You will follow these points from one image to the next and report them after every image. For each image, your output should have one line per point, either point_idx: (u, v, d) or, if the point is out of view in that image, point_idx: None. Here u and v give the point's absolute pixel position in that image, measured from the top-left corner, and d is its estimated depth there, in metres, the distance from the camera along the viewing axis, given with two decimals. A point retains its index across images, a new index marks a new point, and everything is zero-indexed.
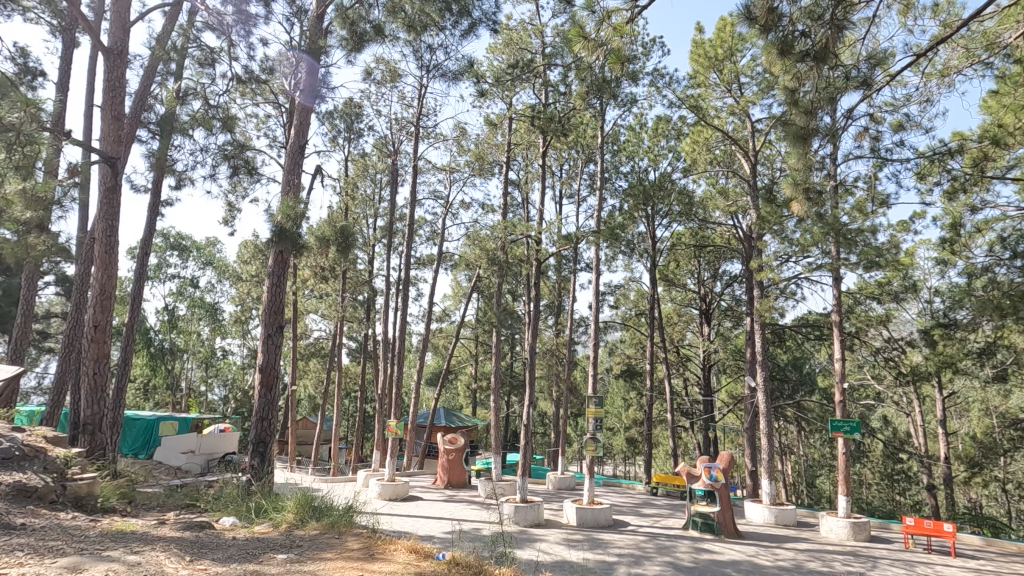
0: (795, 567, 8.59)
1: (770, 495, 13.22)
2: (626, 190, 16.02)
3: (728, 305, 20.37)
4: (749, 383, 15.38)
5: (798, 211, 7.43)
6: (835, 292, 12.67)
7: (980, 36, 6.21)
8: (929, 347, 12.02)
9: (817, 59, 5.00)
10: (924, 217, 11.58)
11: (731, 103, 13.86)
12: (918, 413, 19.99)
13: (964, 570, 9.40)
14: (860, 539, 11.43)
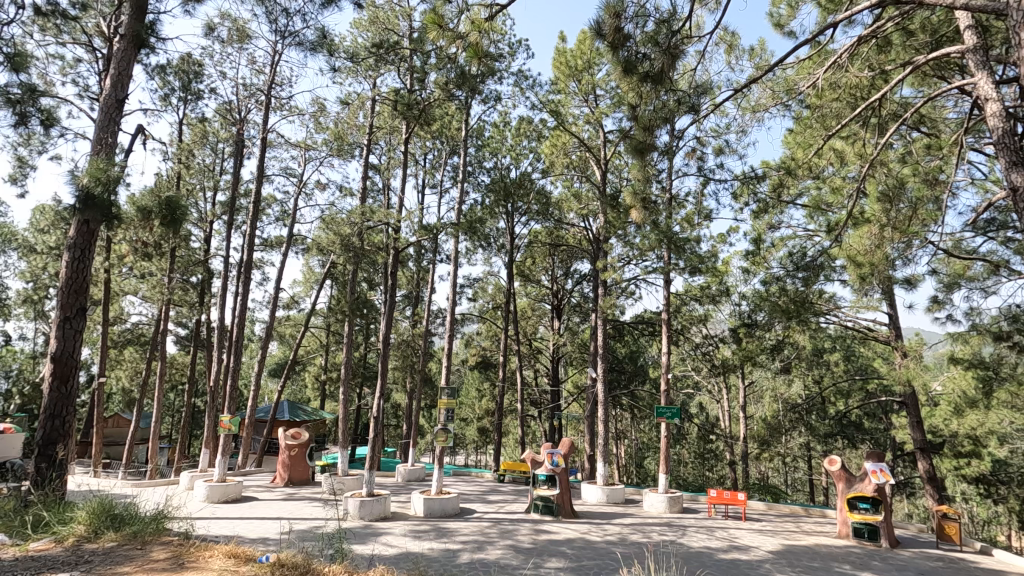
0: (620, 540, 9.49)
1: (604, 476, 14.42)
2: (488, 185, 16.29)
3: (577, 301, 21.79)
4: (591, 375, 16.61)
5: (638, 219, 8.12)
6: (666, 293, 14.18)
7: (784, 82, 7.34)
8: (736, 343, 13.98)
9: (653, 80, 5.53)
10: (738, 231, 13.44)
11: (587, 113, 14.78)
12: (726, 399, 23.22)
13: (751, 532, 11.13)
14: (674, 511, 12.97)
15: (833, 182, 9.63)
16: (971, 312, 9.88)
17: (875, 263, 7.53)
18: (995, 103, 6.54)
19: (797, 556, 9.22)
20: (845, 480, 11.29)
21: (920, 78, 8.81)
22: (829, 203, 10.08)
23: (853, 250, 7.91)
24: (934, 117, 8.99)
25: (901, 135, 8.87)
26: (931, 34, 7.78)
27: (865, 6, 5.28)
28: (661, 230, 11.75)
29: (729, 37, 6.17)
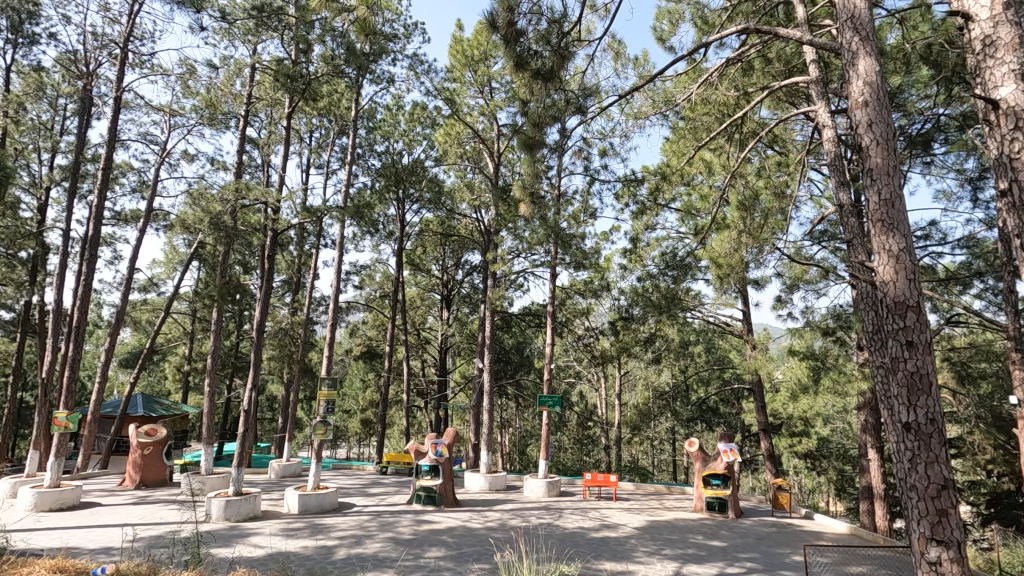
0: (499, 526, 9.72)
1: (487, 464, 14.67)
2: (379, 169, 15.69)
3: (467, 292, 21.83)
4: (478, 365, 16.77)
5: (527, 213, 8.27)
6: (552, 286, 14.68)
7: (663, 93, 7.86)
8: (614, 335, 14.86)
9: (544, 78, 5.63)
10: (619, 230, 14.26)
11: (482, 105, 14.80)
12: (603, 388, 24.64)
13: (620, 511, 11.96)
14: (552, 495, 13.55)
15: (702, 189, 10.53)
16: (806, 310, 11.39)
17: (734, 264, 8.38)
18: (830, 130, 7.56)
19: (659, 530, 10.09)
20: (701, 460, 12.58)
21: (775, 102, 9.91)
22: (698, 208, 11.01)
23: (716, 252, 8.74)
24: (784, 138, 10.18)
25: (758, 151, 9.94)
26: (785, 64, 8.80)
27: (732, 30, 5.76)
28: (550, 225, 12.10)
29: (615, 44, 6.46)
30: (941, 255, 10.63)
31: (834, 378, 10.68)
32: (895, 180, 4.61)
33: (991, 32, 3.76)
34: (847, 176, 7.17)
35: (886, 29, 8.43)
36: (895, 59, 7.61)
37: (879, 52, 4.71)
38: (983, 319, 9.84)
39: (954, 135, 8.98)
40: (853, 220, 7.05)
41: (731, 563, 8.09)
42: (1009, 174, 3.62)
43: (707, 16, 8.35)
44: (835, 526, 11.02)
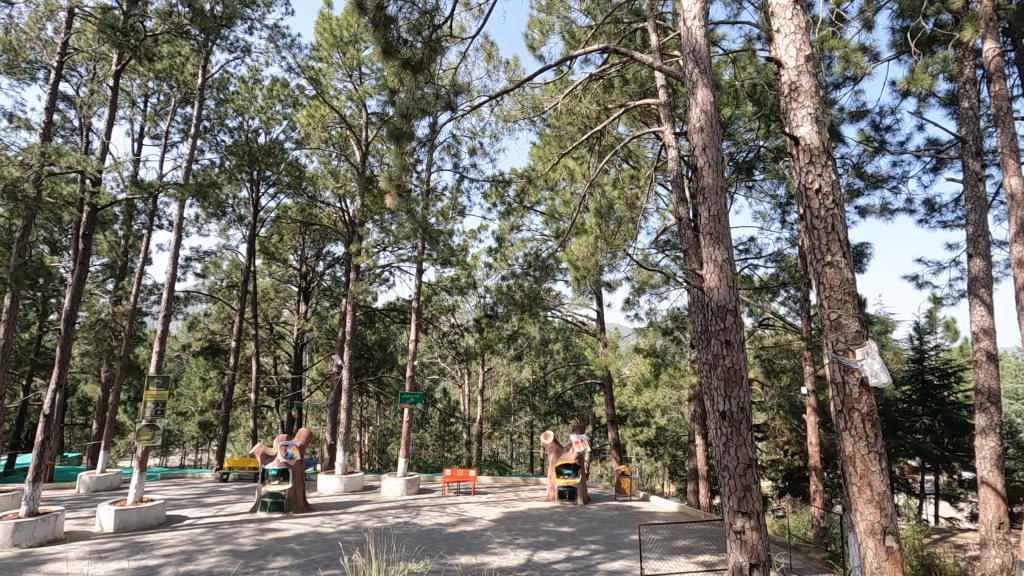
0: (353, 529, 9.34)
1: (342, 465, 14.01)
2: (229, 145, 14.17)
3: (328, 285, 20.66)
4: (337, 362, 15.97)
5: (393, 205, 7.97)
6: (418, 282, 14.47)
7: (532, 100, 8.12)
8: (478, 332, 15.06)
9: (414, 69, 5.48)
10: (487, 229, 14.47)
11: (350, 90, 14.09)
12: (467, 384, 24.89)
13: (477, 504, 12.16)
14: (410, 494, 13.35)
15: (564, 195, 11.06)
16: (650, 312, 12.55)
17: (590, 268, 8.92)
18: (674, 151, 8.38)
19: (513, 521, 10.44)
20: (555, 452, 13.24)
21: (631, 120, 10.77)
22: (560, 213, 11.57)
23: (575, 256, 9.26)
24: (637, 154, 11.09)
25: (616, 163, 10.71)
26: (639, 85, 9.60)
27: (594, 48, 6.08)
28: (417, 219, 11.86)
29: (488, 45, 6.52)
30: (756, 267, 12.36)
31: (671, 373, 12.00)
32: (722, 200, 5.23)
33: (796, 79, 4.43)
34: (686, 193, 8.00)
35: (722, 66, 9.56)
36: (728, 93, 8.66)
37: (713, 86, 5.31)
38: (786, 323, 11.62)
39: (770, 165, 10.47)
40: (689, 232, 7.90)
41: (577, 547, 8.64)
42: (804, 202, 4.29)
43: (574, 31, 8.81)
44: (666, 506, 12.31)
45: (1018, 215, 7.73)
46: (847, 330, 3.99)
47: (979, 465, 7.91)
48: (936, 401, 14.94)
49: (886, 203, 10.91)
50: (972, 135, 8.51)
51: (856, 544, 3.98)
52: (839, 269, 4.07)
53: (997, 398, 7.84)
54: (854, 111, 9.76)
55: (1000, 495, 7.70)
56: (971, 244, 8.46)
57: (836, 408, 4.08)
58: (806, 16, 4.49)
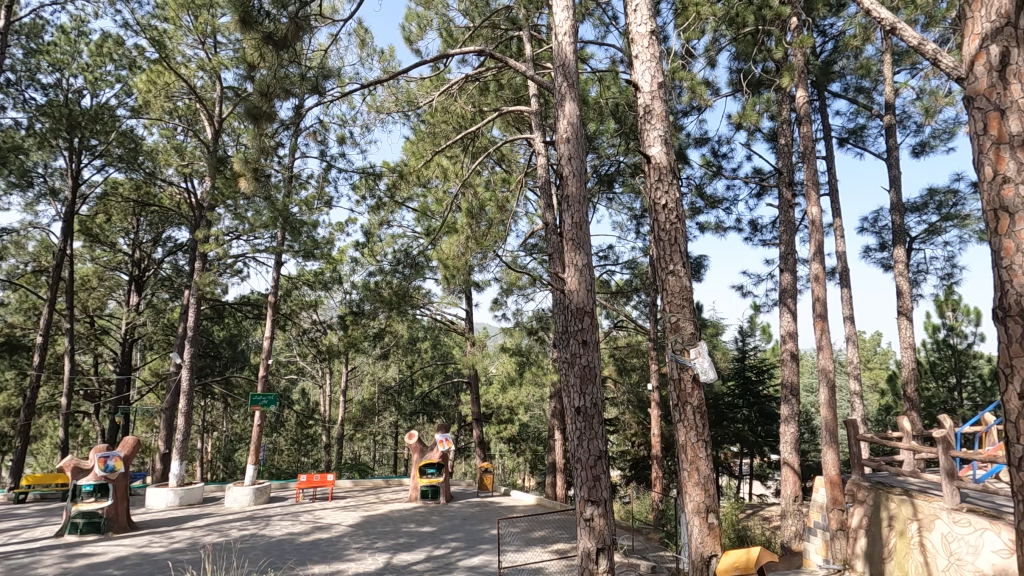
0: (189, 546, 8.37)
1: (178, 476, 12.51)
2: (40, 104, 11.94)
3: (167, 274, 18.32)
4: (177, 361, 14.22)
5: (248, 190, 7.24)
6: (276, 275, 13.41)
7: (406, 93, 7.93)
8: (342, 330, 14.35)
9: (277, 45, 5.04)
10: (355, 222, 13.86)
11: (201, 59, 12.64)
12: (328, 385, 23.61)
13: (334, 510, 11.61)
14: (259, 503, 12.34)
15: (437, 193, 10.95)
16: (517, 313, 12.92)
17: (460, 267, 9.01)
18: (543, 158, 8.74)
19: (372, 524, 10.13)
20: (419, 451, 13.07)
21: (505, 124, 11.02)
22: (433, 211, 11.46)
23: (445, 254, 9.27)
24: (510, 158, 11.39)
25: (489, 166, 10.88)
26: (513, 92, 9.87)
27: (470, 50, 6.08)
28: (277, 207, 10.93)
29: (361, 31, 6.23)
30: (614, 273, 13.31)
31: (534, 372, 12.45)
32: (584, 209, 5.54)
33: (650, 103, 4.86)
34: (553, 200, 8.38)
35: (589, 83, 10.18)
36: (594, 109, 9.25)
37: (579, 100, 5.65)
38: (637, 325, 12.70)
39: (628, 180, 11.36)
40: (555, 238, 8.28)
41: (437, 546, 8.63)
42: (653, 216, 4.73)
43: (452, 30, 8.80)
44: (525, 499, 12.79)
45: (817, 238, 9.24)
46: (683, 332, 4.48)
47: (781, 448, 9.29)
48: (753, 394, 17.29)
49: (721, 221, 12.41)
50: (787, 168, 10.01)
51: (685, 523, 4.46)
52: (679, 276, 4.54)
53: (797, 391, 9.27)
54: (698, 137, 10.96)
55: (796, 473, 9.11)
56: (783, 260, 9.93)
57: (673, 402, 4.54)
58: (660, 46, 4.93)
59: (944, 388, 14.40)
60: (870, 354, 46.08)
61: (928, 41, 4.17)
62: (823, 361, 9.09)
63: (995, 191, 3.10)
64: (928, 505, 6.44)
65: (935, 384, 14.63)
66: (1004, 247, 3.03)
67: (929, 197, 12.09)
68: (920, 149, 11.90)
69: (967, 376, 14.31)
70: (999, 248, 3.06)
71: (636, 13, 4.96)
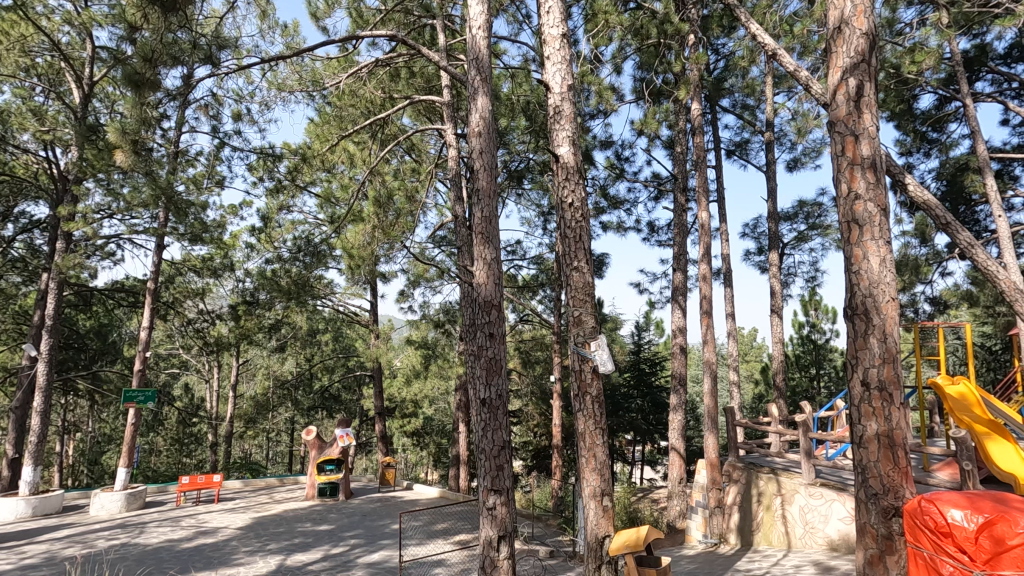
0: (44, 561, 7.41)
1: (31, 484, 11.04)
2: None
3: (20, 255, 15.98)
4: (30, 354, 12.49)
5: (125, 164, 6.49)
6: (156, 259, 12.20)
7: (311, 73, 7.55)
8: (233, 320, 13.38)
9: (164, 7, 4.53)
10: (250, 206, 12.97)
11: (68, 11, 11.11)
12: (215, 379, 21.88)
13: (221, 513, 10.86)
14: (132, 509, 11.23)
15: (342, 179, 10.51)
16: (423, 305, 12.79)
17: (365, 257, 8.77)
18: (454, 150, 8.69)
19: (263, 526, 9.60)
20: (317, 447, 12.54)
21: (416, 113, 10.83)
22: (337, 198, 11.03)
23: (350, 243, 8.93)
24: (420, 148, 11.21)
25: (398, 154, 10.64)
26: (425, 81, 9.72)
27: (381, 34, 5.82)
28: (160, 185, 9.90)
29: (262, 3, 5.85)
30: (520, 268, 13.54)
31: (440, 364, 12.59)
32: (494, 203, 5.61)
33: (560, 104, 5.01)
34: (463, 193, 8.40)
35: (501, 79, 10.28)
36: (505, 105, 9.35)
37: (492, 94, 5.69)
38: (542, 319, 13.05)
39: (537, 177, 11.62)
40: (464, 230, 8.29)
41: (335, 544, 8.38)
42: (560, 213, 4.89)
43: (362, 11, 8.49)
44: (428, 492, 12.74)
45: (706, 241, 10.02)
46: (585, 326, 4.70)
47: (670, 434, 10.02)
48: (646, 385, 18.45)
49: (622, 221, 13.09)
50: (682, 174, 10.76)
51: (582, 507, 4.69)
52: (583, 273, 4.75)
53: (685, 381, 10.01)
54: (603, 140, 11.47)
55: (682, 457, 9.86)
56: (676, 260, 10.67)
57: (573, 392, 4.74)
58: (571, 49, 5.09)
59: (806, 378, 16.22)
60: (747, 348, 50.78)
61: (801, 69, 4.70)
62: (708, 354, 9.92)
63: (848, 206, 3.58)
64: (790, 481, 7.24)
65: (800, 374, 16.46)
66: (854, 254, 3.52)
67: (799, 207, 13.54)
68: (793, 164, 13.26)
69: (825, 367, 16.23)
70: (850, 255, 3.56)
71: (549, 15, 5.08)
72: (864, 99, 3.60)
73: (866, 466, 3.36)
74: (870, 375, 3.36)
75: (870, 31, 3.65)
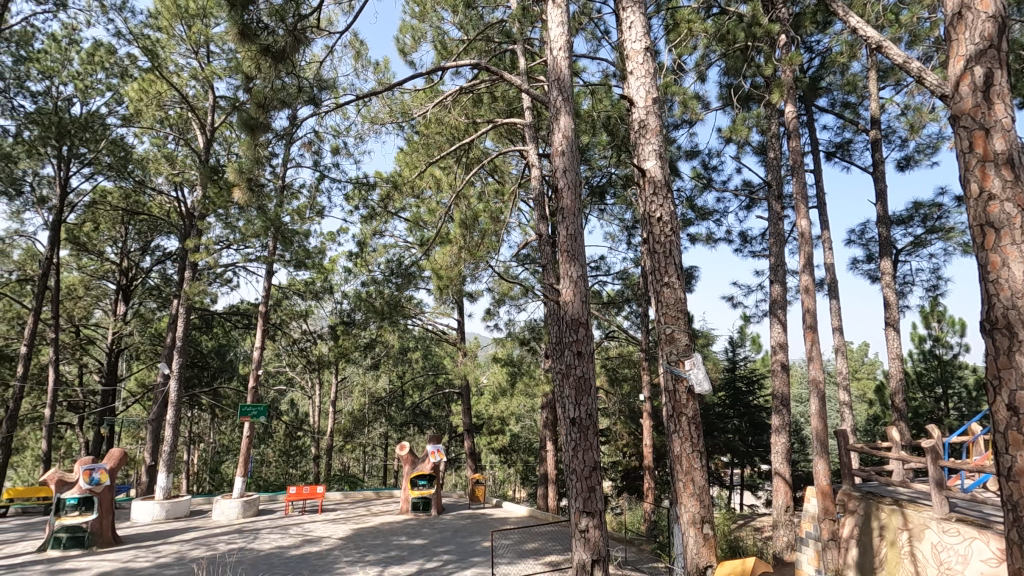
0: (176, 561, 8.19)
1: (164, 489, 12.29)
2: (29, 112, 11.71)
3: (155, 284, 18.04)
4: (163, 372, 13.98)
5: (241, 199, 7.12)
6: (266, 284, 13.31)
7: (400, 105, 7.98)
8: (333, 340, 14.26)
9: (275, 57, 5.04)
10: (346, 232, 13.86)
11: (194, 68, 12.58)
12: (317, 395, 23.32)
13: (324, 523, 11.50)
14: (247, 516, 12.17)
15: (429, 203, 10.97)
16: (509, 323, 12.92)
17: (452, 277, 9.05)
18: (537, 170, 8.78)
19: (362, 537, 10.04)
20: (410, 462, 12.96)
21: (498, 136, 11.13)
22: (425, 221, 11.53)
23: (438, 264, 9.25)
24: (503, 169, 11.47)
25: (482, 177, 10.93)
26: (507, 104, 9.99)
27: (466, 61, 5.96)
28: (269, 217, 10.85)
29: (357, 44, 6.29)
30: (605, 284, 13.34)
31: (526, 382, 12.55)
32: (578, 221, 5.60)
33: (645, 118, 4.94)
34: (547, 211, 8.45)
35: (582, 96, 10.32)
36: (586, 122, 9.32)
37: (575, 113, 5.71)
38: (629, 335, 12.73)
39: (619, 192, 11.47)
40: (548, 248, 8.29)
41: (429, 559, 8.57)
42: (648, 228, 4.79)
43: (446, 42, 8.90)
44: (517, 510, 12.73)
45: (806, 250, 9.37)
46: (678, 344, 4.54)
47: (773, 458, 9.35)
48: (743, 404, 17.45)
49: (711, 233, 12.57)
50: (776, 180, 10.17)
51: (680, 534, 4.49)
52: (674, 288, 4.60)
53: (788, 401, 9.32)
54: (689, 150, 11.13)
55: (787, 483, 9.13)
56: (773, 272, 10.05)
57: (667, 413, 4.58)
58: (654, 62, 5.02)
59: (931, 399, 14.57)
60: (858, 364, 46.62)
61: (913, 60, 4.28)
62: (813, 372, 9.20)
63: (980, 208, 3.21)
64: (918, 515, 6.49)
65: (922, 394, 14.82)
66: (990, 262, 3.14)
67: (914, 210, 12.32)
68: (904, 163, 12.13)
69: (954, 386, 14.51)
70: (985, 263, 3.18)
71: (631, 30, 5.05)
72: (995, 88, 3.23)
73: (1017, 502, 2.94)
74: (1017, 398, 2.95)
75: (999, 13, 3.28)
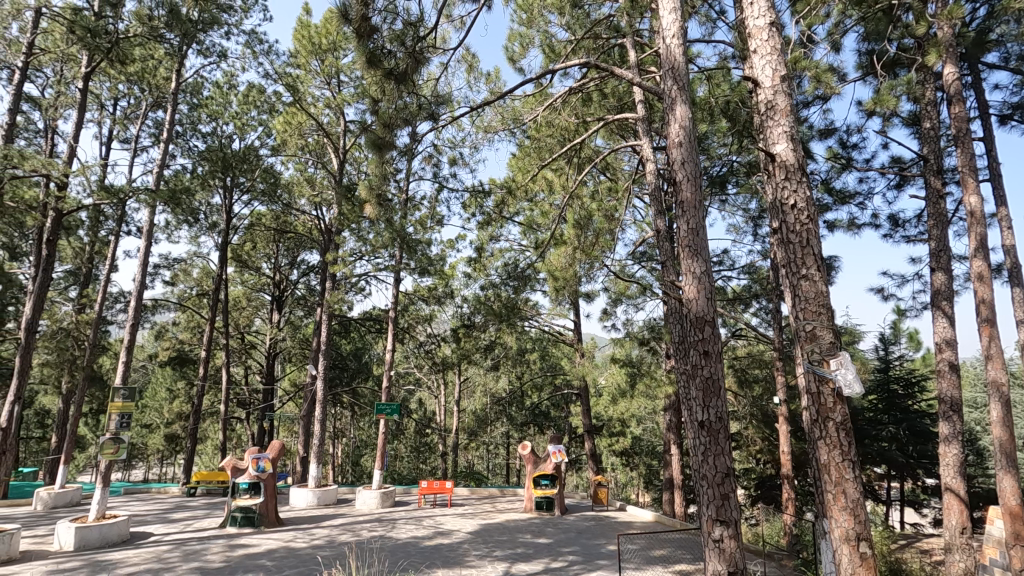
0: (327, 543, 9.07)
1: (316, 478, 13.67)
2: (201, 150, 13.69)
3: (302, 293, 20.14)
4: (312, 372, 15.55)
5: (373, 213, 7.71)
6: (395, 291, 14.28)
7: (511, 111, 8.16)
8: (455, 342, 14.92)
9: (397, 79, 5.41)
10: (464, 238, 14.45)
11: (328, 97, 13.89)
12: (442, 395, 24.51)
13: (453, 516, 12.07)
14: (385, 506, 13.12)
15: (542, 206, 11.09)
16: (626, 322, 12.63)
17: (568, 278, 9.04)
18: (652, 163, 8.47)
19: (490, 533, 10.38)
20: (532, 462, 13.16)
21: (608, 133, 10.98)
22: (538, 224, 11.67)
23: (553, 266, 9.28)
24: (615, 166, 11.27)
25: (595, 176, 10.80)
26: (617, 100, 9.80)
27: (575, 61, 5.90)
28: (395, 228, 11.64)
29: (468, 56, 6.55)
30: (730, 279, 12.56)
31: (648, 383, 12.18)
32: (700, 214, 5.31)
33: (773, 98, 4.55)
34: (663, 206, 8.14)
35: (698, 82, 9.81)
36: (703, 109, 8.85)
37: (691, 101, 5.43)
38: (758, 333, 11.84)
39: (743, 180, 10.74)
40: (667, 244, 7.98)
41: (554, 558, 8.63)
42: (780, 217, 4.41)
43: (554, 45, 8.95)
44: (643, 514, 12.38)
45: (978, 230, 8.08)
46: (822, 341, 4.11)
47: (942, 471, 8.15)
48: (900, 410, 15.51)
49: (853, 218, 11.29)
50: (933, 153, 8.88)
51: (829, 552, 4.06)
52: (814, 281, 4.19)
53: (959, 405, 8.08)
54: (823, 129, 10.12)
55: (962, 501, 7.91)
56: (934, 257, 8.79)
57: (812, 417, 4.16)
58: (781, 37, 4.62)
59: None
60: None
61: None
62: (993, 372, 7.86)
63: None
64: None
65: None
66: None
67: None
68: None
69: None
70: None
71: (752, 6, 4.71)
72: None
73: None
74: None
75: None
